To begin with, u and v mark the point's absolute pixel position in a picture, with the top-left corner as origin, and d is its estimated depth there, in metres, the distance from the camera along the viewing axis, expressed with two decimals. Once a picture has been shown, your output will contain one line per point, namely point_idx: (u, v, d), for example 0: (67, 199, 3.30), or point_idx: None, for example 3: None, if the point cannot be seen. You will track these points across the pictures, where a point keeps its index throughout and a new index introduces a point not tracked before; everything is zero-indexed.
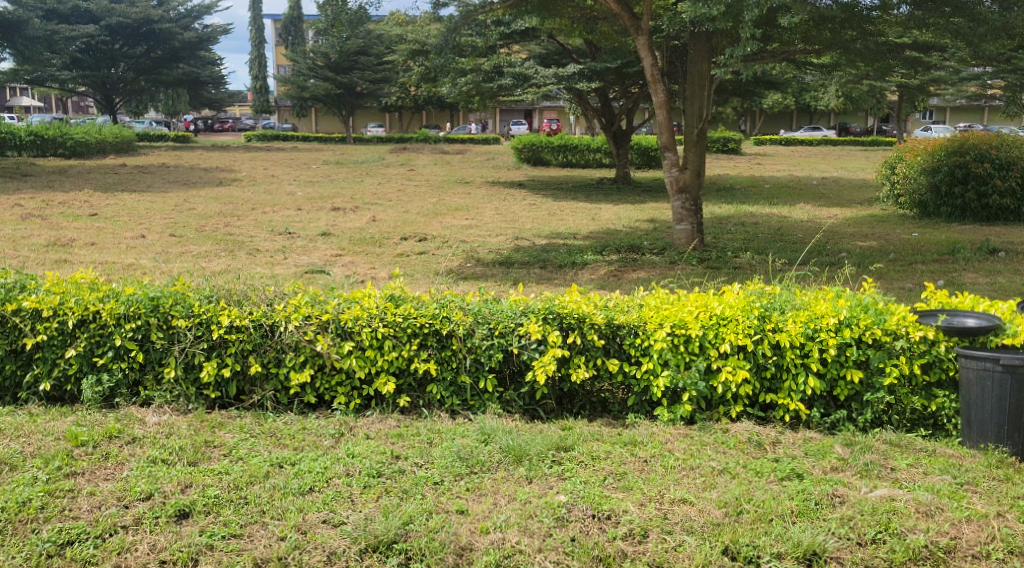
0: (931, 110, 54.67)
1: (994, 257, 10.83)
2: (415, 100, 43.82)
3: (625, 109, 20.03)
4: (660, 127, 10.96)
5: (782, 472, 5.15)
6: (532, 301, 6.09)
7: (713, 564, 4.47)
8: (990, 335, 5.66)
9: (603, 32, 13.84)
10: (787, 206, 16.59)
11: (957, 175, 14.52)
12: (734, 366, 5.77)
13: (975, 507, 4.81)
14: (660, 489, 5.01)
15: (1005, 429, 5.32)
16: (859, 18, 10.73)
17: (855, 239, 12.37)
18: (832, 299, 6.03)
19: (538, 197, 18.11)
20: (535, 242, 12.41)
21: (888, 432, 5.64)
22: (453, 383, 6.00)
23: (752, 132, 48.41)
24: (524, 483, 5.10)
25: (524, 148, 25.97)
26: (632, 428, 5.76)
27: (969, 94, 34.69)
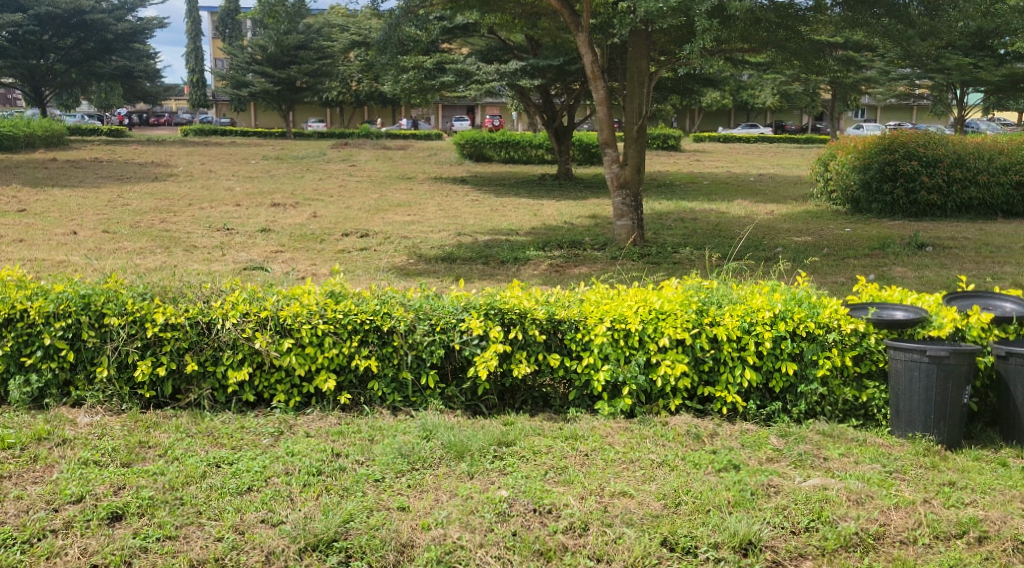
0: (864, 109, 55.76)
1: (922, 251, 11.13)
2: (355, 95, 43.55)
3: (566, 105, 20.15)
4: (600, 123, 11.05)
5: (719, 463, 5.25)
6: (473, 297, 6.11)
7: (652, 555, 4.52)
8: (917, 327, 5.83)
9: (544, 29, 13.90)
10: (726, 201, 16.84)
11: (887, 172, 14.86)
12: (672, 359, 5.84)
13: (902, 494, 4.94)
14: (600, 482, 5.07)
15: (932, 419, 5.48)
16: (793, 18, 10.93)
17: (791, 235, 12.58)
18: (767, 293, 6.15)
19: (480, 193, 18.14)
20: (477, 237, 12.44)
21: (821, 423, 5.78)
22: (394, 380, 6.00)
23: (692, 129, 48.96)
24: (465, 479, 5.12)
25: (467, 145, 25.92)
26: (573, 422, 5.82)
27: (899, 94, 35.49)
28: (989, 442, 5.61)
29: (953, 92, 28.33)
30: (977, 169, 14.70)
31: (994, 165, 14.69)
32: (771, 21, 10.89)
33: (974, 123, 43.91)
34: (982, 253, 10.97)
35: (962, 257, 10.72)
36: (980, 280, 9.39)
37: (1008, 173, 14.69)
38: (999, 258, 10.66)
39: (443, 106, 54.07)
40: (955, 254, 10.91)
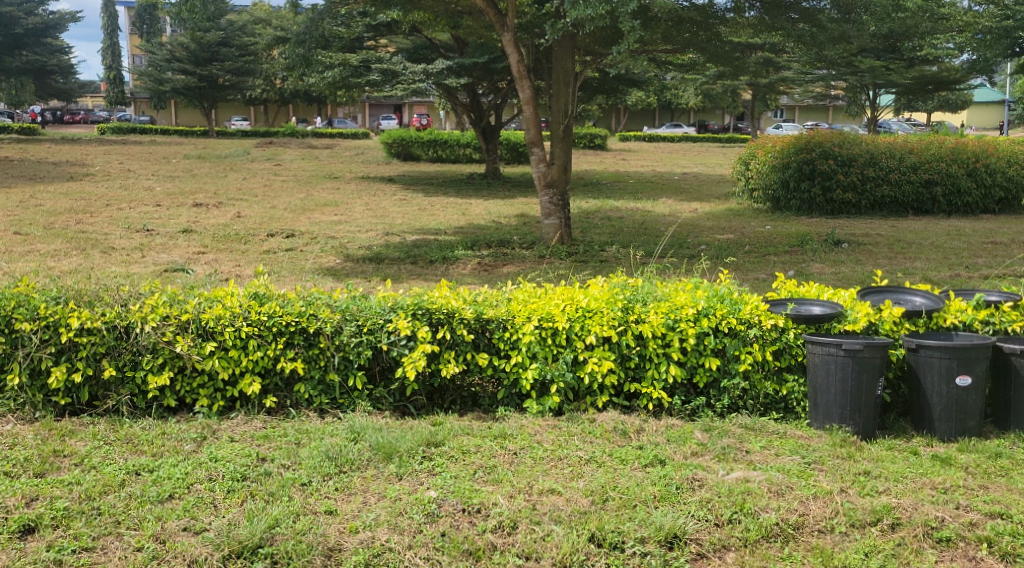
0: (784, 109, 56.96)
1: (839, 248, 11.44)
2: (279, 94, 43.04)
3: (494, 104, 20.22)
4: (527, 123, 11.11)
5: (645, 458, 5.34)
6: (401, 297, 6.10)
7: (580, 551, 4.57)
8: (833, 322, 6.00)
9: (467, 29, 13.92)
10: (651, 200, 17.07)
11: (805, 171, 15.23)
12: (599, 356, 5.93)
13: (820, 484, 5.08)
14: (528, 480, 5.12)
15: (848, 410, 5.65)
16: (713, 17, 11.02)
17: (714, 233, 12.81)
18: (690, 290, 6.26)
19: (408, 192, 18.09)
20: (405, 237, 12.42)
21: (743, 417, 5.91)
22: (321, 382, 5.97)
23: (618, 128, 49.54)
24: (394, 480, 5.12)
25: (395, 144, 25.76)
26: (502, 421, 5.87)
27: (816, 95, 36.31)
28: (901, 431, 5.81)
29: (867, 93, 29.14)
30: (889, 168, 15.12)
31: (905, 164, 15.10)
32: (691, 22, 11.08)
33: (888, 123, 45.18)
34: (895, 249, 11.32)
35: (876, 254, 11.03)
36: (893, 275, 9.68)
37: (918, 172, 15.07)
38: (911, 254, 11.01)
39: (370, 105, 53.74)
40: (870, 251, 11.23)
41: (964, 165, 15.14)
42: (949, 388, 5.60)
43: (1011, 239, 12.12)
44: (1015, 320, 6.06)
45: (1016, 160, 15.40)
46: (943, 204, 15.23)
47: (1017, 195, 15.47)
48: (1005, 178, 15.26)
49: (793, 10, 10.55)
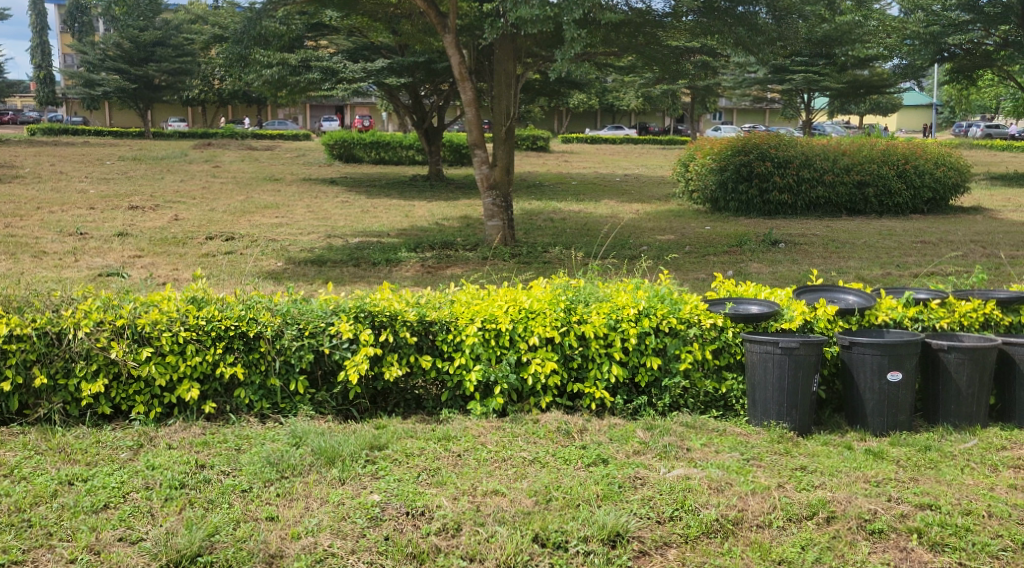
0: (723, 112, 57.76)
1: (775, 248, 11.64)
2: (218, 95, 42.53)
3: (436, 106, 20.19)
4: (469, 125, 11.13)
5: (588, 458, 5.39)
6: (343, 300, 6.08)
7: (524, 552, 4.59)
8: (770, 321, 6.13)
9: (408, 31, 13.89)
10: (593, 201, 17.19)
11: (742, 173, 15.48)
12: (542, 358, 5.96)
13: (759, 480, 5.18)
14: (472, 482, 5.13)
15: (785, 407, 5.76)
16: (651, 23, 11.27)
17: (655, 234, 12.94)
18: (631, 290, 6.33)
19: (350, 194, 17.99)
20: (348, 239, 12.36)
21: (684, 415, 5.98)
22: (262, 387, 5.93)
23: (560, 130, 49.80)
24: (337, 485, 5.10)
25: (336, 145, 25.56)
26: (446, 423, 5.87)
27: (753, 98, 36.92)
28: (836, 427, 5.94)
29: (802, 96, 29.70)
30: (824, 170, 15.45)
31: (839, 166, 15.46)
32: (631, 25, 11.20)
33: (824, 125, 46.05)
34: (829, 249, 11.55)
35: (811, 253, 11.25)
36: (828, 274, 9.87)
37: (851, 173, 15.47)
38: (844, 253, 11.23)
39: (311, 106, 53.31)
40: (805, 250, 11.44)
41: (894, 166, 15.53)
42: (881, 384, 5.74)
43: (940, 238, 12.45)
44: (943, 318, 6.22)
45: (944, 161, 15.75)
46: (875, 205, 15.58)
47: (945, 196, 15.80)
48: (933, 179, 15.60)
49: (729, 14, 10.87)
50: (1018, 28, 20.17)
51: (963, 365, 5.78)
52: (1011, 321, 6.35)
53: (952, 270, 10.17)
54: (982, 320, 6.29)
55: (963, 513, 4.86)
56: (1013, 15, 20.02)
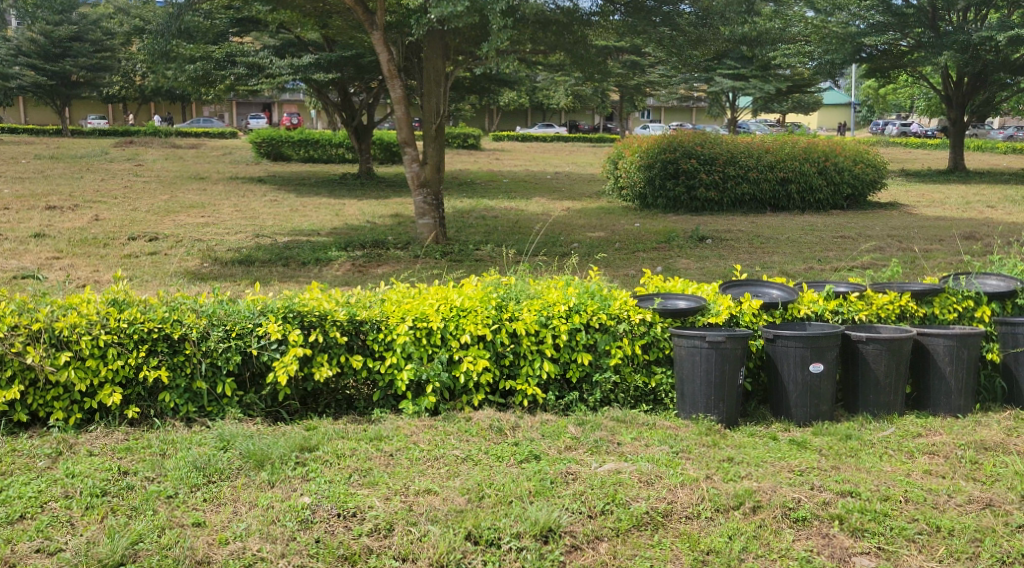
0: (651, 110, 58.44)
1: (703, 243, 11.82)
2: (139, 92, 41.59)
3: (365, 104, 20.06)
4: (399, 122, 11.07)
5: (521, 455, 5.41)
6: (270, 300, 6.01)
7: (457, 550, 4.59)
8: (697, 315, 6.20)
9: (336, 28, 13.76)
10: (524, 199, 17.21)
11: (669, 170, 15.70)
12: (474, 355, 5.97)
13: (687, 472, 5.24)
14: (404, 481, 5.11)
15: (713, 400, 5.85)
16: (579, 22, 11.38)
17: (586, 230, 13.01)
18: (562, 287, 6.37)
19: (278, 192, 17.76)
20: (276, 238, 12.21)
21: (615, 409, 6.03)
22: (187, 390, 5.83)
23: (491, 129, 49.79)
24: (266, 488, 5.04)
25: (263, 143, 25.21)
26: (378, 423, 5.84)
27: (679, 97, 37.38)
28: (761, 418, 6.05)
29: (727, 95, 30.21)
30: (748, 167, 15.65)
31: (762, 163, 15.67)
32: (557, 24, 11.25)
33: (750, 123, 46.76)
34: (755, 244, 11.76)
35: (738, 249, 11.44)
36: (752, 269, 10.05)
37: (774, 170, 15.68)
38: (769, 249, 11.44)
39: (237, 103, 52.43)
40: (731, 246, 11.64)
41: (815, 164, 15.83)
42: (804, 375, 5.87)
43: (860, 233, 12.76)
44: (862, 310, 6.38)
45: (861, 159, 16.19)
46: (798, 201, 15.84)
47: (864, 192, 16.20)
48: (852, 176, 15.99)
49: (655, 13, 11.05)
50: (930, 30, 20.87)
51: (881, 355, 5.94)
52: (926, 313, 6.50)
53: (871, 263, 10.44)
54: (898, 312, 6.45)
55: (882, 499, 4.99)
56: (925, 18, 20.77)
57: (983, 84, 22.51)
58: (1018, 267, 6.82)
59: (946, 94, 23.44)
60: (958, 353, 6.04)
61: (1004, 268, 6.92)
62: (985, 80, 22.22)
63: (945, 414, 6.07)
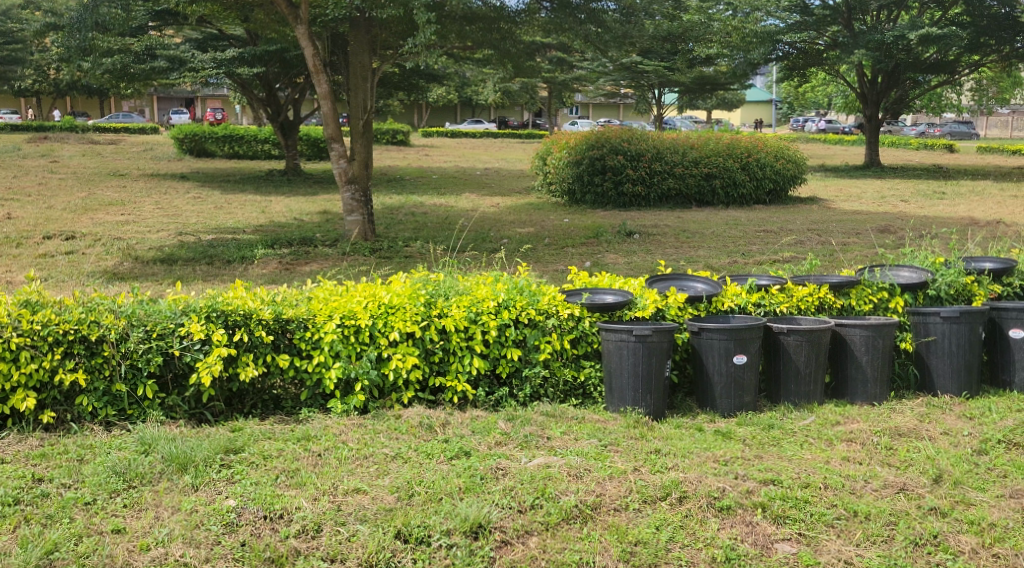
0: (579, 106, 58.81)
1: (630, 238, 11.92)
2: (54, 86, 40.41)
3: (291, 99, 19.80)
4: (326, 118, 10.94)
5: (450, 452, 5.38)
6: (192, 300, 5.90)
7: (386, 549, 4.56)
8: (625, 310, 6.27)
9: (259, 20, 13.52)
10: (453, 195, 17.17)
11: (596, 167, 15.79)
12: (403, 353, 5.92)
13: (616, 465, 5.28)
14: (332, 481, 5.05)
15: (640, 393, 5.90)
16: (506, 19, 11.41)
17: (514, 226, 13.02)
18: (491, 283, 6.36)
19: (202, 190, 17.42)
20: (200, 236, 11.98)
21: (544, 404, 6.04)
22: (106, 393, 5.69)
23: (420, 125, 49.62)
24: (189, 492, 4.94)
25: (186, 139, 24.75)
26: (305, 423, 5.76)
27: (607, 93, 37.67)
28: (687, 410, 6.12)
29: (652, 91, 30.53)
30: (673, 163, 15.90)
31: (688, 158, 15.92)
32: (484, 20, 11.22)
33: (675, 120, 47.29)
34: (681, 239, 11.89)
35: (664, 243, 11.57)
36: (677, 263, 10.17)
37: (699, 165, 15.93)
38: (694, 243, 11.60)
39: (158, 98, 51.32)
40: (658, 241, 11.76)
41: (738, 159, 16.08)
42: (728, 366, 5.95)
43: (782, 227, 12.99)
44: (783, 302, 6.49)
45: (783, 155, 16.47)
46: (722, 196, 16.09)
47: (785, 187, 16.49)
48: (774, 171, 16.25)
49: (580, 11, 11.09)
50: (844, 29, 21.57)
51: (801, 346, 6.05)
52: (843, 304, 6.64)
53: (791, 257, 10.64)
54: (817, 303, 6.57)
55: (803, 486, 5.08)
56: (841, 18, 21.45)
57: (897, 82, 23.09)
58: (929, 258, 7.01)
59: (862, 92, 23.97)
60: (874, 343, 6.18)
61: (917, 259, 7.11)
62: (899, 78, 22.79)
63: (862, 402, 6.21)
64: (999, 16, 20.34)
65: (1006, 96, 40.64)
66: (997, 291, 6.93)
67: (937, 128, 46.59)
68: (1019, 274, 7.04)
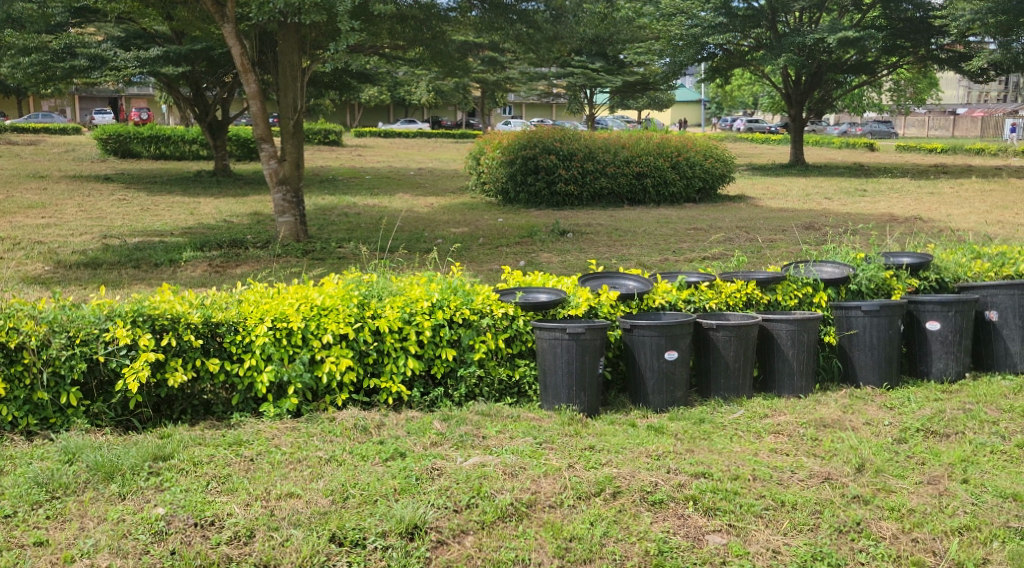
0: (512, 106, 58.92)
1: (563, 238, 11.99)
2: None
3: (219, 99, 19.50)
4: (255, 118, 10.80)
5: (386, 453, 5.35)
6: (117, 304, 5.79)
7: (320, 553, 4.54)
8: (558, 308, 6.32)
9: (183, 18, 13.30)
10: (387, 195, 17.07)
11: (529, 167, 15.85)
12: (337, 355, 5.88)
13: (550, 462, 5.31)
14: (265, 486, 4.99)
15: (575, 390, 5.94)
16: (437, 17, 11.33)
17: (449, 226, 13.01)
18: (425, 283, 6.34)
19: (128, 192, 17.06)
20: (126, 239, 11.74)
21: (480, 404, 6.03)
22: (27, 402, 5.56)
23: (352, 125, 49.28)
24: (116, 501, 4.85)
25: (110, 139, 24.20)
26: (237, 427, 5.69)
27: (539, 93, 37.81)
28: (620, 406, 6.18)
29: (584, 90, 30.74)
30: (605, 162, 16.03)
31: (619, 158, 16.05)
32: (414, 20, 11.18)
33: (607, 120, 47.63)
34: (613, 237, 12.00)
35: (596, 242, 11.66)
36: (609, 262, 10.25)
37: (631, 164, 16.08)
38: (626, 241, 11.70)
39: (80, 97, 50.05)
40: (591, 239, 11.84)
41: (668, 158, 16.25)
42: (659, 362, 6.02)
43: (711, 225, 13.18)
44: (712, 299, 6.59)
45: (711, 154, 16.70)
46: (653, 194, 16.28)
47: (714, 185, 16.73)
48: (703, 170, 16.48)
49: (511, 11, 11.09)
50: (769, 31, 21.96)
51: (730, 341, 6.15)
52: (770, 300, 6.77)
53: (720, 254, 10.80)
54: (745, 300, 6.69)
55: (732, 478, 5.17)
56: (764, 19, 21.84)
57: (819, 82, 23.59)
58: (850, 254, 7.17)
59: (787, 92, 24.40)
60: (800, 337, 6.30)
61: (839, 256, 7.26)
62: (821, 79, 23.29)
63: (789, 395, 6.34)
64: (914, 19, 21.02)
65: (924, 95, 41.79)
66: (915, 285, 7.11)
67: (859, 127, 47.72)
68: (934, 269, 7.21)
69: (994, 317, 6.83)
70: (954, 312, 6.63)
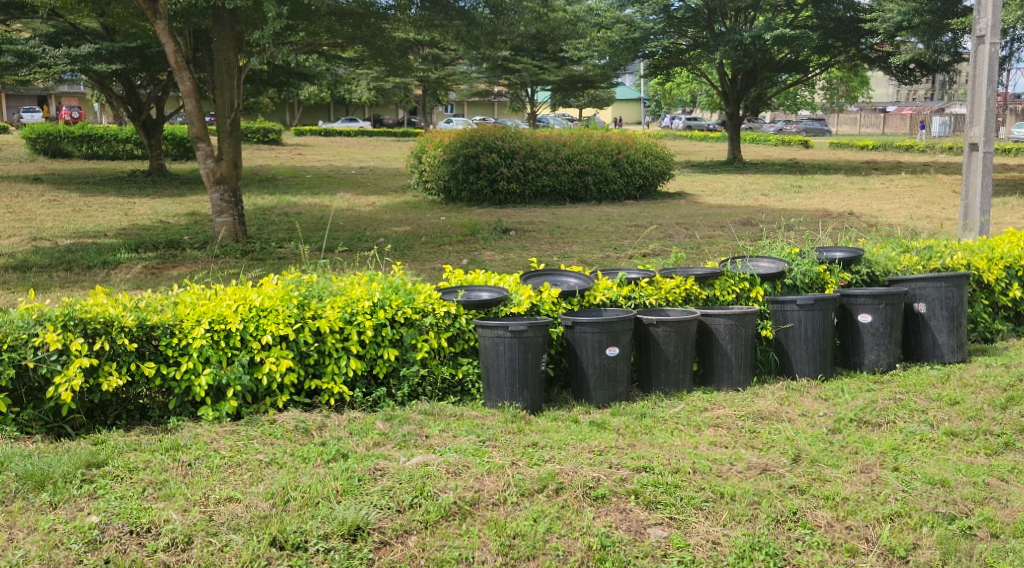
0: (453, 104, 58.86)
1: (505, 236, 12.00)
2: None
3: (154, 97, 19.15)
4: (191, 117, 10.62)
5: (327, 454, 5.29)
6: (48, 308, 5.64)
7: (260, 558, 4.48)
8: (500, 306, 6.30)
9: (115, 15, 13.02)
10: (328, 194, 16.95)
11: (471, 165, 15.74)
12: (277, 356, 5.81)
13: (493, 459, 5.30)
14: (204, 491, 4.92)
15: (516, 388, 5.94)
16: (375, 16, 11.26)
17: (390, 225, 12.94)
18: (366, 282, 6.28)
19: (59, 192, 16.68)
20: (57, 241, 11.49)
21: (423, 403, 6.00)
22: None
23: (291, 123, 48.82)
24: (47, 510, 4.74)
25: (40, 139, 23.70)
26: (174, 432, 5.58)
27: (479, 91, 37.79)
28: (563, 403, 6.20)
29: (524, 89, 30.81)
30: (546, 160, 16.06)
31: (560, 156, 16.10)
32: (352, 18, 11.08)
33: (549, 118, 47.82)
34: (555, 235, 12.03)
35: (538, 239, 11.69)
36: (550, 259, 10.27)
37: (572, 163, 16.16)
38: (568, 238, 11.76)
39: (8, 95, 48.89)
40: (533, 237, 11.88)
41: (609, 156, 16.42)
42: (600, 358, 6.05)
43: (651, 221, 13.31)
44: (651, 294, 6.65)
45: (651, 151, 16.87)
46: (594, 192, 16.41)
47: (653, 182, 16.93)
48: (642, 167, 16.69)
49: (451, 8, 11.04)
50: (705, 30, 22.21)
51: (670, 336, 6.19)
52: (709, 295, 6.83)
53: (659, 250, 10.90)
54: (684, 295, 6.75)
55: (673, 472, 5.20)
56: (701, 19, 22.10)
57: (755, 80, 23.91)
58: (785, 250, 7.27)
59: (724, 91, 24.67)
60: (737, 331, 6.38)
61: (775, 251, 7.35)
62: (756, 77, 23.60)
63: (728, 389, 6.41)
64: (844, 19, 21.45)
65: (857, 93, 42.66)
66: (847, 279, 7.22)
67: (794, 125, 48.53)
68: (866, 263, 7.32)
69: (923, 308, 6.97)
70: (885, 304, 6.75)
